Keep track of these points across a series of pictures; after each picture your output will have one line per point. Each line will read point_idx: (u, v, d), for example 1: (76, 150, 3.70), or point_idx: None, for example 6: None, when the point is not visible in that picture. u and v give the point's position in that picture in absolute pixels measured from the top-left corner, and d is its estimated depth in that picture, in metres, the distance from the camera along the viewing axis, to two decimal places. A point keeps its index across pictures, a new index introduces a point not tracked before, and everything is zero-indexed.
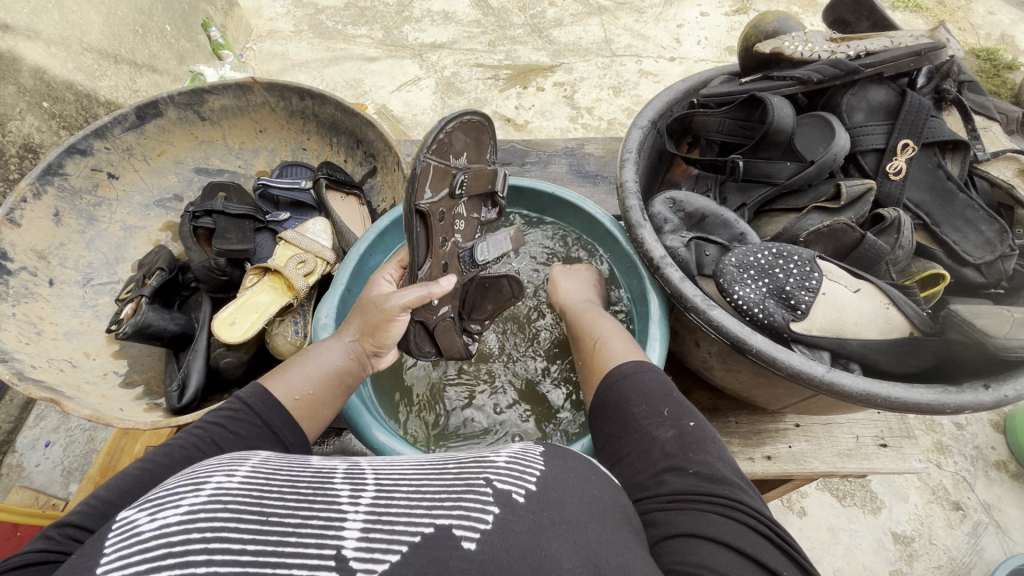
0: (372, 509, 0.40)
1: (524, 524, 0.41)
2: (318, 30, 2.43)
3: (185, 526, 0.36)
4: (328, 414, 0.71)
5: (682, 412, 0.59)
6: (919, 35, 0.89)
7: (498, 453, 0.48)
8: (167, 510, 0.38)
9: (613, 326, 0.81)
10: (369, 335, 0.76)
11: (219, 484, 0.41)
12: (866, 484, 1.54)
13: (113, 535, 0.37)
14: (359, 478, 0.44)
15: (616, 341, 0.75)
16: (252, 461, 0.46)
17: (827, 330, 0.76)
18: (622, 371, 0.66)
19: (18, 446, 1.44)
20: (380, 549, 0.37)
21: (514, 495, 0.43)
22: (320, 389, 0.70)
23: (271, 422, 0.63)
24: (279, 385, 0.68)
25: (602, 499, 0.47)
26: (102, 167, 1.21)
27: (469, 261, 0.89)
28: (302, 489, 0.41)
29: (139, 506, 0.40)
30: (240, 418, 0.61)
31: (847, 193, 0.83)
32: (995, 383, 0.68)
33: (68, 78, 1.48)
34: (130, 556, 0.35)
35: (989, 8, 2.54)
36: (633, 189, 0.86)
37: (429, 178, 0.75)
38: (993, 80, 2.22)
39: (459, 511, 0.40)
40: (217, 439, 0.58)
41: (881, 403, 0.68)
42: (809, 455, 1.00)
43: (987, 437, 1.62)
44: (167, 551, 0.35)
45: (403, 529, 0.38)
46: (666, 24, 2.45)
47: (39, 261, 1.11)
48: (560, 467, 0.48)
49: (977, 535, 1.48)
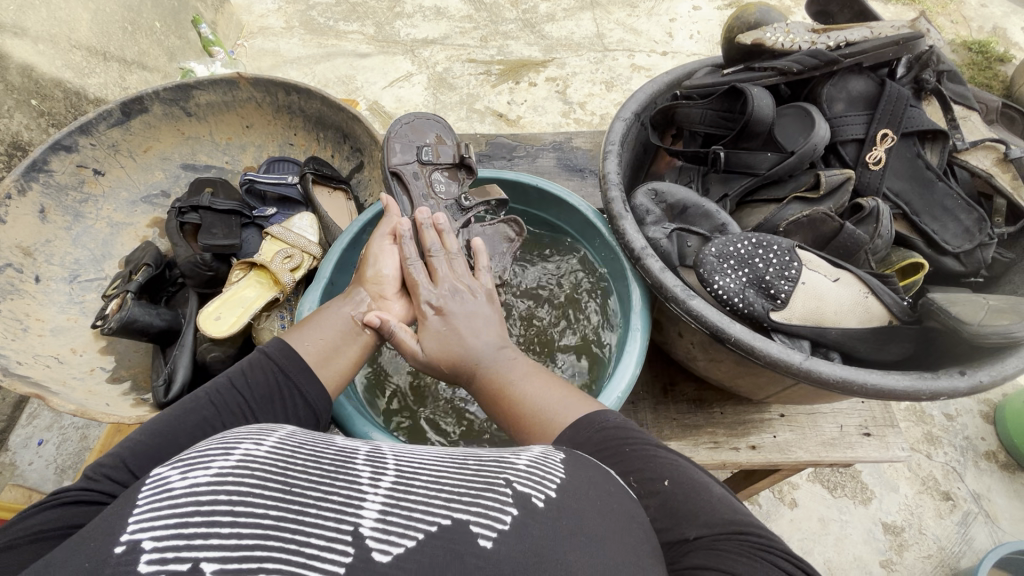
0: (392, 493, 0.40)
1: (543, 531, 0.40)
2: (310, 26, 2.42)
3: (213, 487, 0.37)
4: (344, 364, 0.72)
5: (654, 471, 0.52)
6: (899, 25, 0.89)
7: (521, 456, 0.48)
8: (197, 470, 0.39)
9: (531, 381, 0.67)
10: (363, 278, 0.83)
11: (247, 451, 0.42)
12: (856, 475, 1.55)
13: (146, 489, 0.39)
14: (380, 463, 0.45)
15: (550, 400, 0.63)
16: (280, 433, 0.46)
17: (806, 318, 0.77)
18: (587, 431, 0.57)
19: (11, 445, 1.44)
20: (396, 532, 0.38)
21: (534, 499, 0.42)
22: (333, 341, 0.73)
23: (286, 365, 0.66)
24: (296, 340, 0.71)
25: (621, 511, 0.46)
26: (88, 164, 1.21)
27: (454, 207, 0.98)
28: (325, 466, 0.42)
29: (172, 463, 0.41)
30: (259, 368, 0.65)
31: (825, 182, 0.84)
32: (971, 369, 0.69)
33: (56, 75, 1.47)
34: (160, 511, 0.36)
35: (981, 1, 2.54)
36: (615, 181, 0.87)
37: (391, 150, 0.99)
38: (985, 73, 2.23)
39: (478, 509, 0.40)
40: (231, 379, 0.63)
41: (858, 390, 0.69)
42: (794, 444, 1.01)
43: (977, 428, 1.63)
44: (195, 509, 0.36)
45: (421, 517, 0.39)
46: (659, 18, 2.45)
47: (25, 258, 1.11)
48: (582, 474, 0.47)
49: (965, 525, 1.49)
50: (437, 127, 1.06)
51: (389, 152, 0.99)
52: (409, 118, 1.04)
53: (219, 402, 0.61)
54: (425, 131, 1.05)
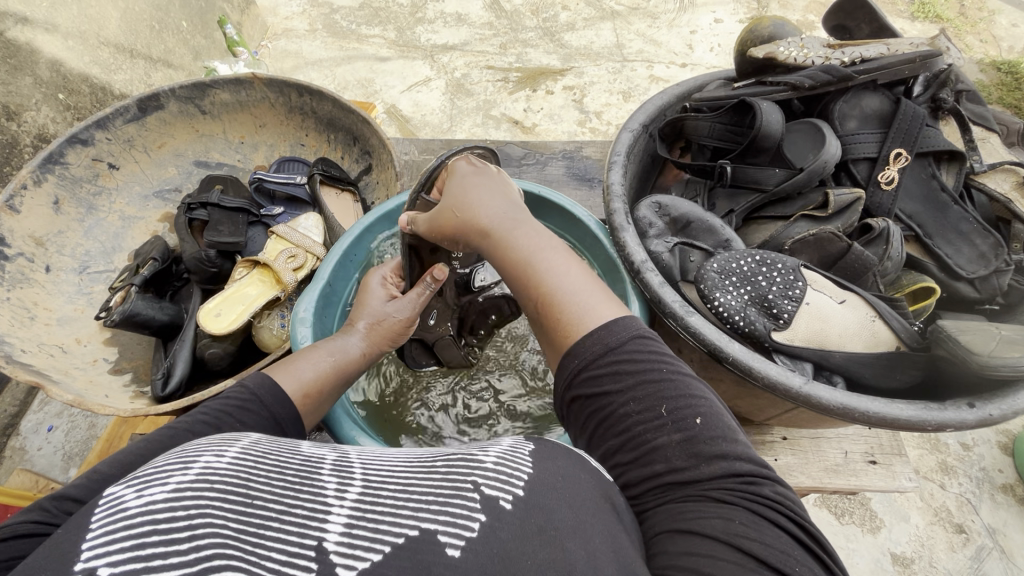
0: (357, 505, 0.40)
1: (511, 533, 0.40)
2: (333, 29, 2.46)
3: (170, 504, 0.36)
4: (324, 409, 0.74)
5: (656, 395, 0.51)
6: (917, 42, 0.87)
7: (489, 450, 0.46)
8: (153, 487, 0.37)
9: (561, 260, 0.61)
10: (379, 335, 0.84)
11: (207, 464, 0.40)
12: (865, 502, 1.50)
13: (99, 510, 0.37)
14: (346, 470, 0.44)
15: (580, 289, 0.58)
16: (243, 442, 0.45)
17: (809, 340, 0.74)
18: (604, 346, 0.53)
19: (22, 430, 1.46)
20: (361, 547, 0.37)
21: (501, 501, 0.41)
22: (326, 383, 0.74)
23: (279, 416, 0.64)
24: (284, 378, 0.70)
25: (592, 502, 0.45)
26: (103, 158, 1.23)
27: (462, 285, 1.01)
28: (290, 477, 0.42)
29: (126, 481, 0.39)
30: (250, 408, 0.62)
31: (835, 201, 0.81)
32: (981, 402, 0.66)
33: (83, 71, 1.51)
34: (114, 534, 0.34)
35: (1012, 20, 2.47)
36: (618, 193, 0.85)
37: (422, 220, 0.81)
38: (1015, 94, 2.17)
39: (445, 518, 0.39)
40: (218, 421, 0.58)
41: (860, 418, 0.66)
42: (795, 468, 0.98)
43: (994, 460, 1.57)
44: (152, 528, 0.34)
45: (387, 529, 0.38)
46: (679, 29, 2.43)
47: (37, 247, 1.13)
48: (551, 467, 0.46)
49: (979, 560, 1.43)
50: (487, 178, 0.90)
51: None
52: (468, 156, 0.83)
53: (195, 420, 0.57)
54: None
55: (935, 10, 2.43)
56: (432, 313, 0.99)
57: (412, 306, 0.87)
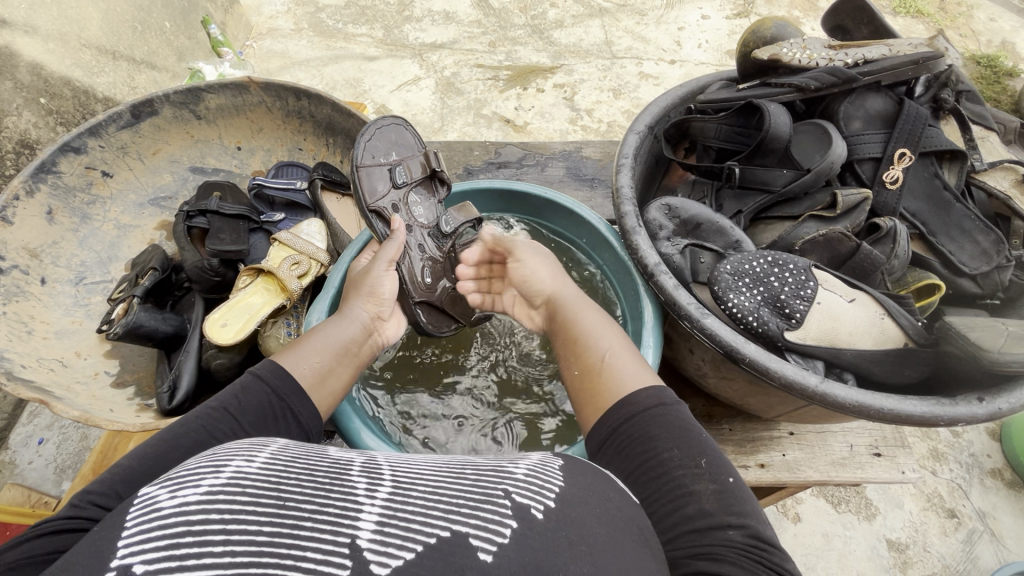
0: (387, 505, 0.39)
1: (543, 541, 0.39)
2: (319, 28, 2.43)
3: (205, 506, 0.36)
4: (337, 386, 0.69)
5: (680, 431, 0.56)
6: (917, 43, 0.89)
7: (519, 464, 0.47)
8: (188, 488, 0.37)
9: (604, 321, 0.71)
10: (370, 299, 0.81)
11: (238, 468, 0.40)
12: (861, 490, 1.53)
13: (135, 508, 0.37)
14: (376, 474, 0.43)
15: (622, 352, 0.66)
16: (271, 447, 0.45)
17: (822, 339, 0.75)
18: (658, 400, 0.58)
19: (11, 443, 1.42)
20: (395, 544, 0.36)
21: (533, 510, 0.41)
22: (329, 360, 0.69)
23: (278, 388, 0.62)
24: (290, 358, 0.67)
25: (621, 518, 0.45)
26: (96, 166, 1.20)
27: (437, 235, 1.01)
28: (319, 478, 0.40)
29: (161, 482, 0.39)
30: (249, 390, 0.61)
31: (842, 202, 0.83)
32: (990, 396, 0.68)
33: (66, 74, 1.47)
34: (150, 533, 0.34)
35: (990, 15, 2.52)
36: (628, 195, 0.85)
37: (364, 183, 0.98)
38: (994, 87, 2.21)
39: (476, 521, 0.39)
40: (227, 407, 0.58)
41: (874, 415, 0.68)
42: (802, 463, 1.00)
43: (983, 445, 1.62)
44: (187, 529, 0.34)
45: (419, 528, 0.37)
46: (667, 26, 2.44)
47: (31, 259, 1.10)
48: (581, 482, 0.47)
49: (971, 543, 1.47)
50: (398, 141, 1.06)
51: (364, 187, 0.98)
52: (371, 130, 1.04)
53: (211, 425, 0.56)
54: (396, 145, 1.05)
55: (915, 5, 2.48)
56: (425, 271, 0.97)
57: (388, 259, 0.86)
